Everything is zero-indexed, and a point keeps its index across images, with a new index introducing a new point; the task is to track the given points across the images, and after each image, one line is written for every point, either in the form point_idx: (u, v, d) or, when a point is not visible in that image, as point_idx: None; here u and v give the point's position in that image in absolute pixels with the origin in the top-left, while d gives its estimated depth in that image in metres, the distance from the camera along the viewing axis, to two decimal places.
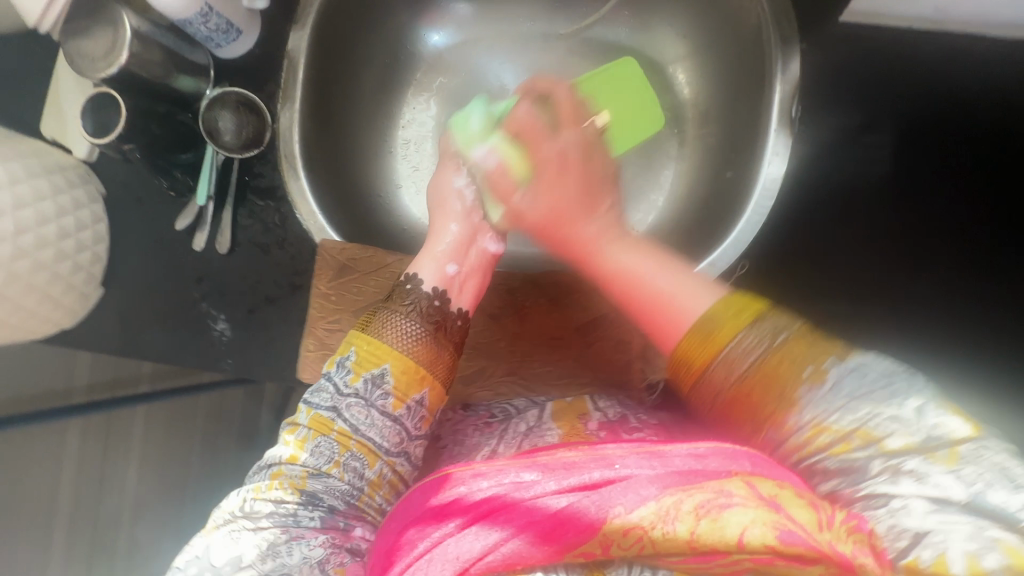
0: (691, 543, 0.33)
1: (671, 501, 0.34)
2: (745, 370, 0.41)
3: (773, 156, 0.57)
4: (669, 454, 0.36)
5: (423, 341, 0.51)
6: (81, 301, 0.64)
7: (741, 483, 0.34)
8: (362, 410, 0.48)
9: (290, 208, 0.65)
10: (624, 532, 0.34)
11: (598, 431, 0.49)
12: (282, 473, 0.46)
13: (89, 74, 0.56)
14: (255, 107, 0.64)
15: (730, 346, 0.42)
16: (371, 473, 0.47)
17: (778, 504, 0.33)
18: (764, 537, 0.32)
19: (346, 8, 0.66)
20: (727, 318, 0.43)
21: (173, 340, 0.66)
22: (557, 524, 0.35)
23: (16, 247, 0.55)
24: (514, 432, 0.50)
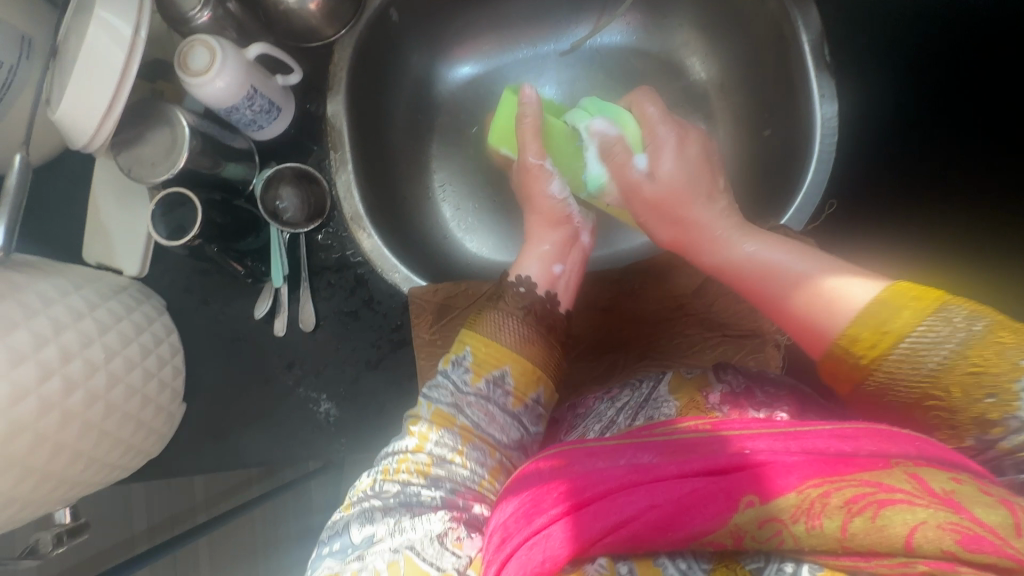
0: (843, 544, 0.29)
1: (814, 492, 0.29)
2: (930, 370, 0.36)
3: (822, 98, 0.61)
4: (807, 436, 0.32)
5: (532, 339, 0.50)
6: (169, 421, 0.59)
7: (907, 478, 0.29)
8: (482, 407, 0.46)
9: (368, 267, 0.64)
10: (760, 524, 0.30)
11: (723, 406, 0.46)
12: (408, 458, 0.43)
13: (149, 178, 0.56)
14: (311, 177, 0.64)
15: (905, 344, 0.37)
16: (492, 460, 0.44)
17: (957, 504, 0.28)
18: (942, 527, 0.27)
19: (370, 68, 0.67)
20: (897, 309, 0.38)
21: (276, 433, 0.63)
22: (680, 510, 0.31)
23: (109, 375, 0.50)
24: (629, 402, 0.49)
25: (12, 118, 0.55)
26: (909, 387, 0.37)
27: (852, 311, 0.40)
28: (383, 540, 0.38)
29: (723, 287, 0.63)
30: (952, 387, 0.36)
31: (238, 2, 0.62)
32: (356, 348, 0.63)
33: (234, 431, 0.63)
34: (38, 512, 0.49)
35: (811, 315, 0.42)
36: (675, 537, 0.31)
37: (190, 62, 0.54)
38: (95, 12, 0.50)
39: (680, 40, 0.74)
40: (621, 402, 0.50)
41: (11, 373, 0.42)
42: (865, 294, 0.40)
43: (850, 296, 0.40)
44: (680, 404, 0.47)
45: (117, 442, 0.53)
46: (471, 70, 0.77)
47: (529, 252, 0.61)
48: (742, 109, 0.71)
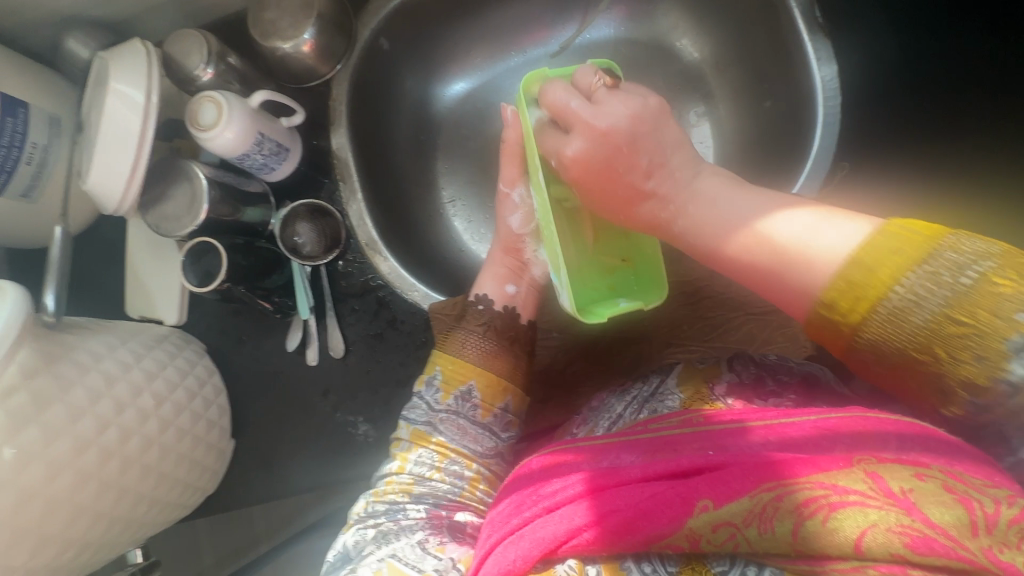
0: (795, 547, 0.31)
1: (766, 497, 0.32)
2: (924, 323, 0.33)
3: (820, 61, 0.60)
4: (789, 431, 0.36)
5: (497, 353, 0.53)
6: (220, 457, 0.63)
7: (863, 478, 0.31)
8: (454, 423, 0.50)
9: (387, 289, 0.65)
10: (714, 528, 0.32)
11: (728, 398, 0.46)
12: (394, 480, 0.49)
13: (176, 232, 0.58)
14: (325, 210, 0.65)
15: (897, 293, 0.33)
16: (469, 471, 0.49)
17: (910, 504, 0.29)
18: (890, 529, 0.28)
19: (367, 98, 0.69)
20: (896, 254, 0.34)
21: (320, 458, 0.65)
22: (638, 515, 0.34)
23: (161, 420, 0.54)
24: (635, 397, 0.50)
25: (50, 191, 0.59)
26: (899, 342, 0.34)
27: (829, 265, 0.36)
28: (371, 552, 0.43)
29: None
30: (941, 349, 0.33)
31: (237, 56, 0.65)
32: (387, 369, 0.65)
33: (282, 458, 0.66)
34: (111, 555, 0.52)
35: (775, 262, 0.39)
36: (635, 541, 0.34)
37: (199, 117, 0.57)
38: (111, 86, 0.54)
39: (668, 23, 0.74)
40: (630, 396, 0.51)
41: (72, 428, 0.45)
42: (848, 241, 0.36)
43: (825, 247, 0.37)
44: (685, 397, 0.47)
45: (175, 483, 0.56)
46: (466, 84, 0.78)
47: (484, 272, 0.60)
48: (741, 81, 0.70)
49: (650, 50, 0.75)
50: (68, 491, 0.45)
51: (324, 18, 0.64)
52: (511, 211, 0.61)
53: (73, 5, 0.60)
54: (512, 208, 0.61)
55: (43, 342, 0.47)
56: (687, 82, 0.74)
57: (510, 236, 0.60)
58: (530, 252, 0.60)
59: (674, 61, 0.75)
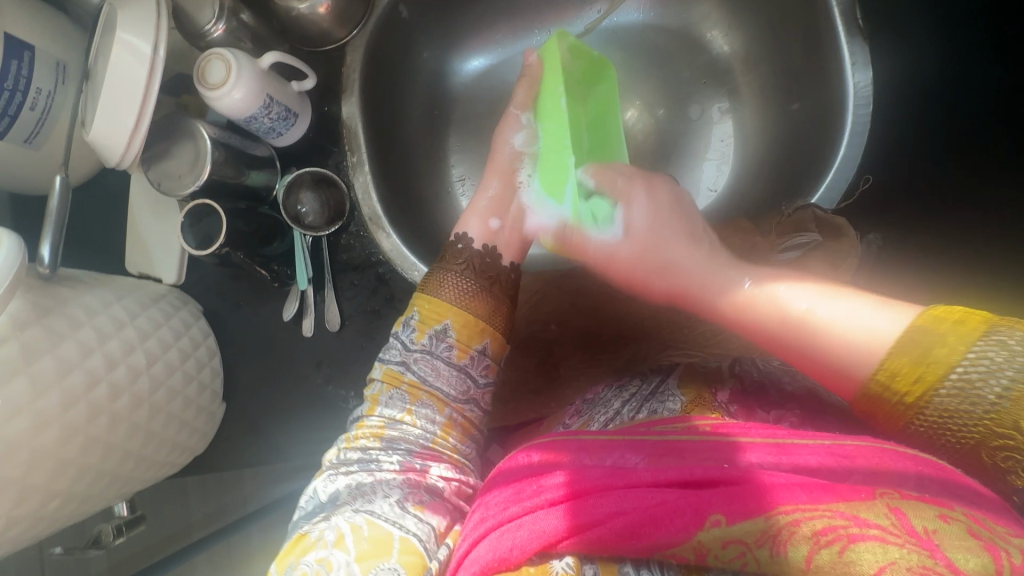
0: (806, 572, 0.30)
1: (784, 521, 0.31)
2: (978, 415, 0.31)
3: (854, 66, 0.57)
4: (801, 451, 0.34)
5: (474, 294, 0.53)
6: (210, 419, 0.63)
7: (886, 513, 0.30)
8: (429, 362, 0.50)
9: (388, 267, 0.65)
10: (723, 544, 0.32)
11: (731, 405, 0.45)
12: (366, 424, 0.49)
13: (177, 192, 0.57)
14: (330, 180, 0.64)
15: (944, 388, 0.31)
16: (442, 417, 0.49)
17: (933, 544, 0.29)
18: (911, 569, 0.28)
19: (383, 68, 0.67)
20: (935, 343, 0.32)
21: (309, 428, 0.66)
22: (646, 521, 0.33)
23: (151, 380, 0.54)
24: (636, 395, 0.49)
25: (53, 138, 0.58)
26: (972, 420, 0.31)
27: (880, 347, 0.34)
28: (346, 502, 0.43)
29: None
30: (1020, 427, 0.30)
31: (251, 13, 0.63)
32: (380, 347, 0.64)
33: (272, 426, 0.66)
34: (96, 507, 0.53)
35: (810, 345, 0.37)
36: (638, 544, 0.34)
37: (206, 76, 0.56)
38: (117, 36, 0.52)
39: (700, 12, 0.71)
40: (628, 393, 0.50)
41: (61, 382, 0.45)
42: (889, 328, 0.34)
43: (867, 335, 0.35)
44: (687, 399, 0.46)
45: (163, 442, 0.56)
46: (484, 61, 0.76)
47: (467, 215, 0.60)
48: (769, 81, 0.68)
49: (678, 39, 0.73)
50: (55, 445, 0.45)
51: None
52: (513, 130, 0.64)
53: None
54: (517, 129, 0.64)
55: (37, 294, 0.46)
56: (714, 76, 0.72)
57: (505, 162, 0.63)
58: (523, 177, 0.63)
59: (703, 53, 0.72)
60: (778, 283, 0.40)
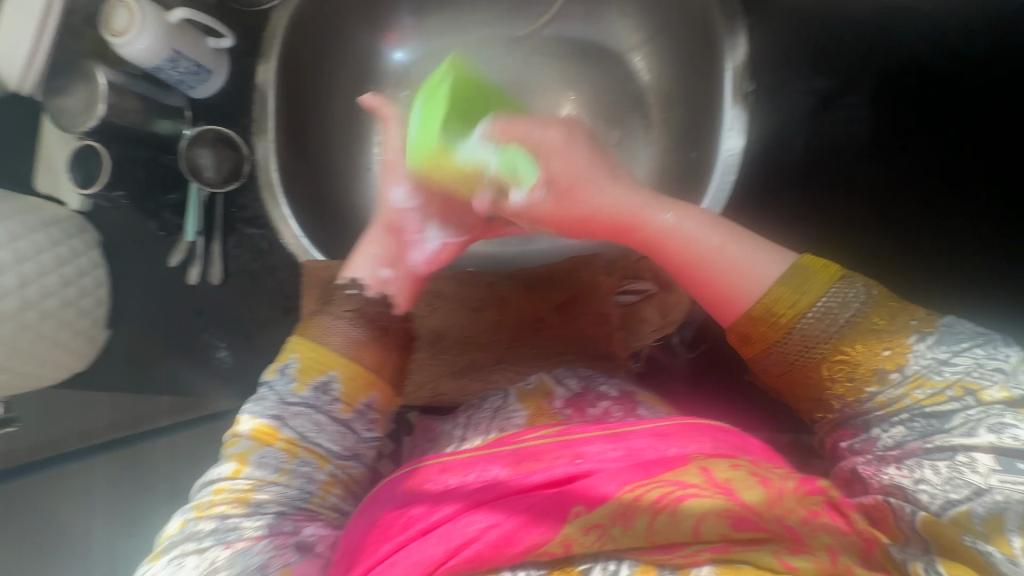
0: (652, 540, 0.35)
1: (630, 496, 0.35)
2: (823, 342, 0.40)
3: (729, 130, 0.64)
4: (630, 436, 0.39)
5: (365, 344, 0.51)
6: (89, 343, 0.67)
7: (697, 473, 0.36)
8: (309, 417, 0.46)
9: (274, 234, 0.68)
10: (586, 530, 0.35)
11: (564, 408, 0.49)
12: (226, 487, 0.42)
13: (74, 130, 0.60)
14: (231, 142, 0.67)
15: (807, 315, 0.41)
16: (322, 474, 0.45)
17: (730, 490, 0.35)
18: (719, 512, 0.34)
19: (308, 39, 0.69)
20: (804, 285, 0.41)
21: (180, 370, 0.70)
22: (518, 528, 0.35)
23: (23, 300, 0.58)
24: (481, 419, 0.50)
25: None
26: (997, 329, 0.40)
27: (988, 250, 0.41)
28: None
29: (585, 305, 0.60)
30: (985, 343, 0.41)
31: None
32: (256, 306, 0.68)
33: (148, 360, 0.70)
34: None
35: (706, 278, 0.45)
36: (512, 554, 0.34)
37: (111, 22, 0.58)
38: None
39: (631, 40, 0.73)
40: (473, 417, 0.52)
41: None
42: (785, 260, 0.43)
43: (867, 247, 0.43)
44: (529, 412, 0.49)
45: (33, 357, 0.61)
46: (407, 53, 0.77)
47: (358, 252, 0.56)
48: (678, 122, 0.70)
49: (607, 62, 0.74)
50: None
51: None
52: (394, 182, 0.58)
53: None
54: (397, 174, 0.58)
55: None
56: (633, 106, 0.74)
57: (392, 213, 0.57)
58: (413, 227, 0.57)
59: (628, 81, 0.74)
60: (681, 217, 0.47)
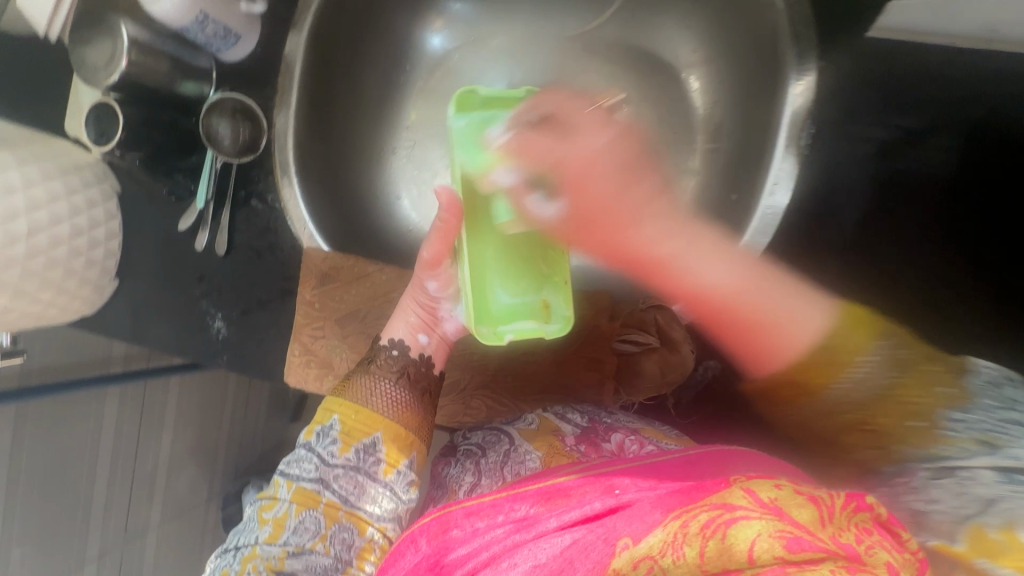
0: (703, 567, 0.36)
1: (676, 525, 0.38)
2: (865, 397, 0.46)
3: (774, 186, 0.59)
4: (666, 468, 0.44)
5: (408, 405, 0.55)
6: (96, 291, 0.69)
7: (743, 494, 0.37)
8: (350, 479, 0.51)
9: (281, 213, 0.67)
10: (636, 564, 0.37)
11: (579, 445, 0.52)
12: (259, 555, 0.47)
13: (94, 84, 0.58)
14: (251, 113, 0.65)
15: (852, 372, 0.47)
16: (360, 540, 0.50)
17: (779, 509, 0.36)
18: (772, 534, 0.34)
19: (345, 10, 0.65)
20: (846, 340, 0.48)
21: (175, 332, 0.70)
22: (562, 565, 0.39)
23: (30, 247, 0.59)
24: (494, 460, 0.53)
25: None
26: (854, 408, 0.46)
27: (815, 334, 0.49)
28: None
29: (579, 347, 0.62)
30: (876, 421, 0.45)
31: None
32: (255, 283, 0.67)
33: (147, 317, 0.71)
34: None
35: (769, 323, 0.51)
36: None
37: None
38: None
39: (690, 58, 0.66)
40: (483, 458, 0.54)
41: None
42: (816, 321, 0.50)
43: (804, 318, 0.50)
44: (542, 455, 0.52)
45: (37, 301, 0.63)
46: (443, 40, 0.73)
47: (394, 317, 0.59)
48: (724, 158, 0.65)
49: (659, 79, 0.69)
50: None
51: None
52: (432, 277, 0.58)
53: None
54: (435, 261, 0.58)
55: None
56: (679, 130, 0.69)
57: (426, 296, 0.59)
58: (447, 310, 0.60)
59: (679, 101, 0.68)
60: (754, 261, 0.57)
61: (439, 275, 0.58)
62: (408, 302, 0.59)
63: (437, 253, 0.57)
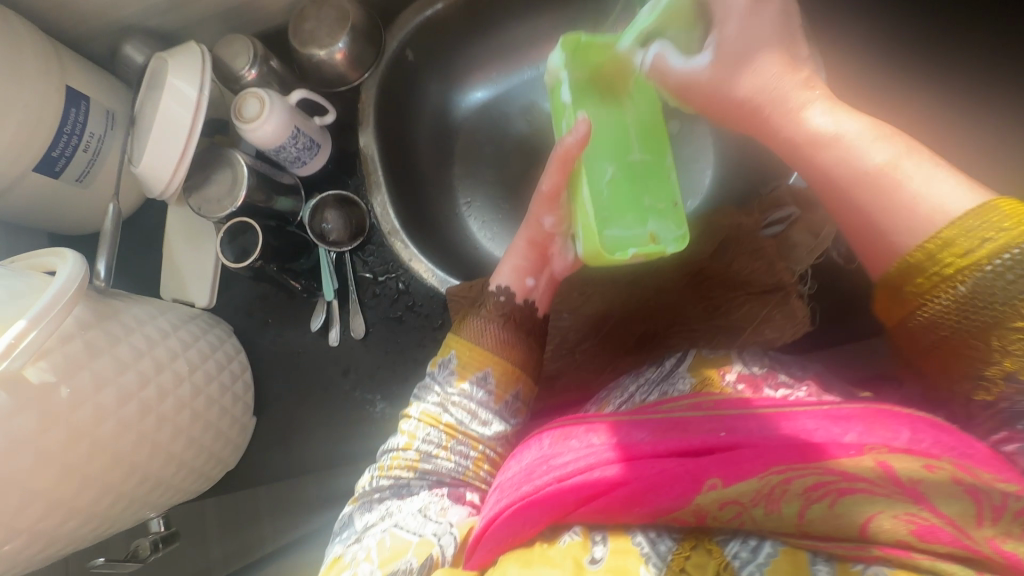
0: (801, 527, 0.36)
1: (775, 479, 0.37)
2: (1005, 302, 0.36)
3: None
4: (800, 418, 0.40)
5: (512, 343, 0.55)
6: (242, 431, 0.66)
7: (873, 467, 0.36)
8: (466, 407, 0.52)
9: (407, 275, 0.70)
10: (721, 505, 0.37)
11: (738, 384, 0.49)
12: (400, 456, 0.51)
13: (212, 215, 0.64)
14: (352, 201, 0.71)
15: (985, 271, 0.36)
16: (474, 454, 0.51)
17: (919, 493, 0.34)
18: (899, 518, 0.34)
19: (394, 102, 0.76)
20: (996, 230, 0.36)
21: (335, 434, 0.68)
22: (649, 488, 0.39)
23: (193, 386, 0.57)
24: (648, 380, 0.54)
25: (100, 179, 0.66)
26: (974, 319, 0.37)
27: (937, 220, 0.38)
28: (376, 525, 0.48)
29: (735, 250, 0.61)
30: (986, 339, 0.37)
31: (279, 60, 0.70)
32: (405, 351, 0.68)
33: (299, 435, 0.69)
34: (137, 512, 0.55)
35: (881, 208, 0.41)
36: (641, 511, 0.39)
37: (242, 112, 0.63)
38: (169, 83, 0.60)
39: None
40: (642, 378, 0.55)
41: (118, 379, 0.49)
42: (963, 203, 0.38)
43: (942, 201, 0.39)
44: (695, 381, 0.51)
45: (200, 449, 0.59)
46: (483, 94, 0.84)
47: (505, 260, 0.58)
48: None
49: None
50: (111, 438, 0.48)
51: (358, 29, 0.72)
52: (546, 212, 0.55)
53: (133, 15, 0.70)
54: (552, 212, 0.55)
55: (95, 300, 0.50)
56: None
57: (540, 232, 0.56)
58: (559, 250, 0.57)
59: None
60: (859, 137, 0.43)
61: (558, 210, 0.54)
62: (522, 241, 0.58)
63: (557, 186, 0.52)
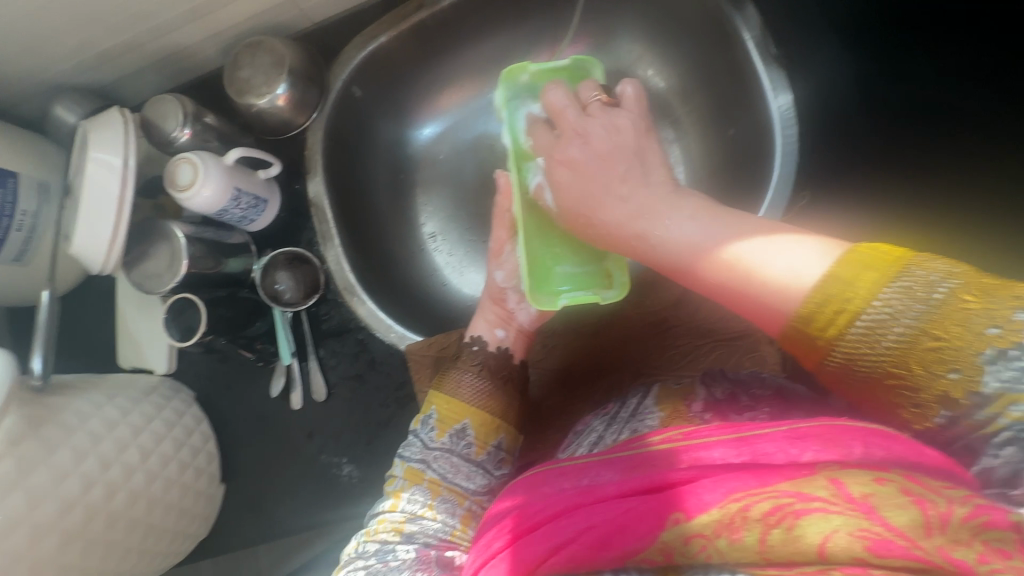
0: (764, 556, 0.31)
1: (735, 505, 0.32)
2: (899, 338, 0.33)
3: (776, 91, 0.62)
4: (758, 440, 0.37)
5: (491, 392, 0.54)
6: (209, 502, 0.64)
7: (825, 485, 0.31)
8: (448, 459, 0.51)
9: (366, 331, 0.68)
10: (686, 540, 0.33)
11: (704, 413, 0.47)
12: (385, 518, 0.48)
13: (158, 289, 0.62)
14: (304, 258, 0.68)
15: (875, 308, 0.33)
16: (462, 509, 0.48)
17: (869, 507, 0.30)
18: (852, 534, 0.29)
19: (343, 144, 0.72)
20: (857, 275, 0.34)
21: (304, 499, 0.67)
22: (614, 529, 0.35)
23: (147, 473, 0.55)
24: (617, 418, 0.51)
25: (40, 254, 0.64)
26: (871, 364, 0.34)
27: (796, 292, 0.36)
28: None
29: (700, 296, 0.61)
30: (912, 365, 0.33)
31: (215, 115, 0.67)
32: (369, 411, 0.67)
33: (269, 501, 0.68)
34: None
35: (740, 282, 0.39)
36: (610, 556, 0.34)
37: (177, 178, 0.59)
38: (92, 155, 0.57)
39: (633, 57, 0.74)
40: (610, 416, 0.52)
41: (57, 489, 0.47)
42: (815, 268, 0.36)
43: (790, 276, 0.36)
44: (664, 415, 0.48)
45: (163, 532, 0.58)
46: (437, 126, 0.79)
47: (476, 316, 0.60)
48: (705, 108, 0.71)
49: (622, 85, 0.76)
50: (55, 551, 0.47)
51: (296, 72, 0.67)
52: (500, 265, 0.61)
53: (59, 75, 0.66)
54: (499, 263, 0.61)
55: (29, 406, 0.48)
56: (654, 110, 0.75)
57: (494, 287, 0.60)
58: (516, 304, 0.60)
59: (642, 91, 0.75)
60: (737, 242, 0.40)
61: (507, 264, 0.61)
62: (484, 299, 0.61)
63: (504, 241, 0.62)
